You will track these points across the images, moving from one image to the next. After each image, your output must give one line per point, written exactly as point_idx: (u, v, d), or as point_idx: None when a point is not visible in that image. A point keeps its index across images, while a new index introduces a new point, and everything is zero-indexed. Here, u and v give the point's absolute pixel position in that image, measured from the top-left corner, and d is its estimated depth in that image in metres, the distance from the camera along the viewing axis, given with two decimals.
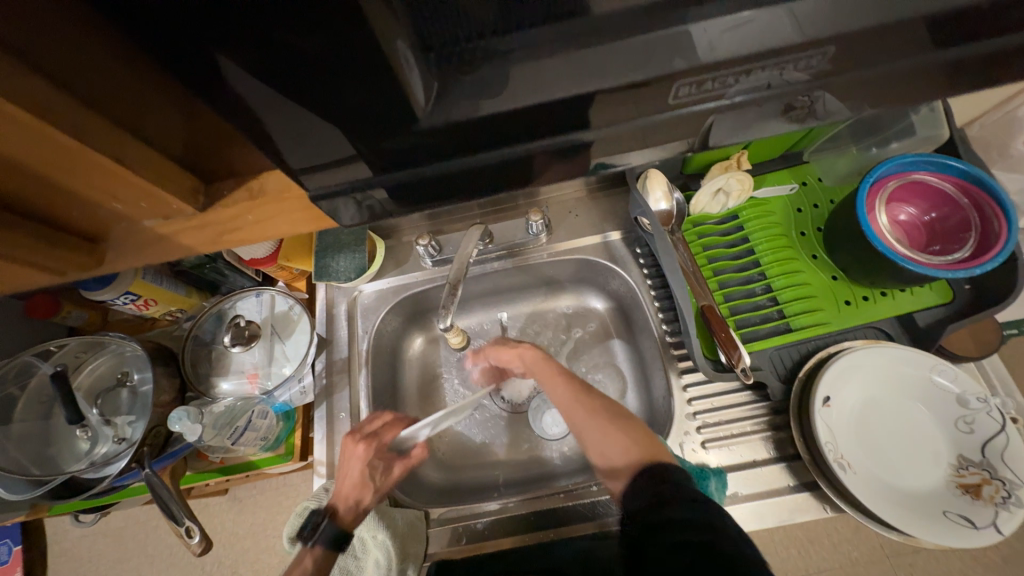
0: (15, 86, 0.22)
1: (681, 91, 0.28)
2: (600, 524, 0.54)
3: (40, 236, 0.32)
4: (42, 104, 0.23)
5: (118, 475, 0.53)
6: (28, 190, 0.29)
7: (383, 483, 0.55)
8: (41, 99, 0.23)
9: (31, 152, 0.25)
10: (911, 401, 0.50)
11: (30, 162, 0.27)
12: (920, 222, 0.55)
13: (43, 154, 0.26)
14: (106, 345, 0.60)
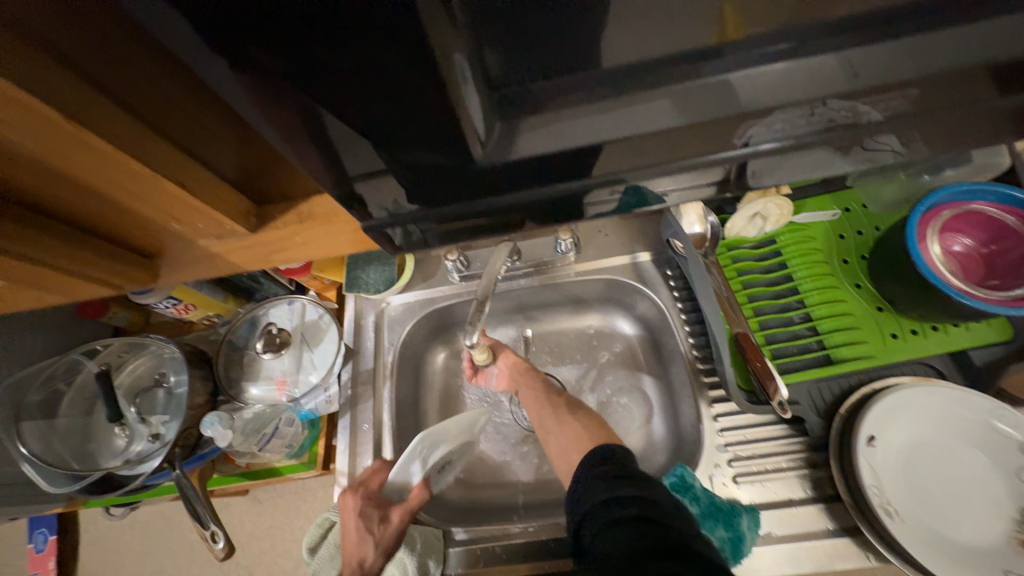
0: (97, 119, 0.24)
1: (747, 132, 0.29)
2: None
3: (105, 254, 0.34)
4: (118, 135, 0.25)
5: (150, 474, 0.55)
6: (100, 212, 0.32)
7: (382, 535, 0.52)
8: (118, 131, 0.25)
9: (110, 179, 0.28)
10: (967, 446, 0.47)
11: (106, 187, 0.29)
12: (978, 254, 0.51)
13: (115, 179, 0.28)
14: (146, 346, 0.63)
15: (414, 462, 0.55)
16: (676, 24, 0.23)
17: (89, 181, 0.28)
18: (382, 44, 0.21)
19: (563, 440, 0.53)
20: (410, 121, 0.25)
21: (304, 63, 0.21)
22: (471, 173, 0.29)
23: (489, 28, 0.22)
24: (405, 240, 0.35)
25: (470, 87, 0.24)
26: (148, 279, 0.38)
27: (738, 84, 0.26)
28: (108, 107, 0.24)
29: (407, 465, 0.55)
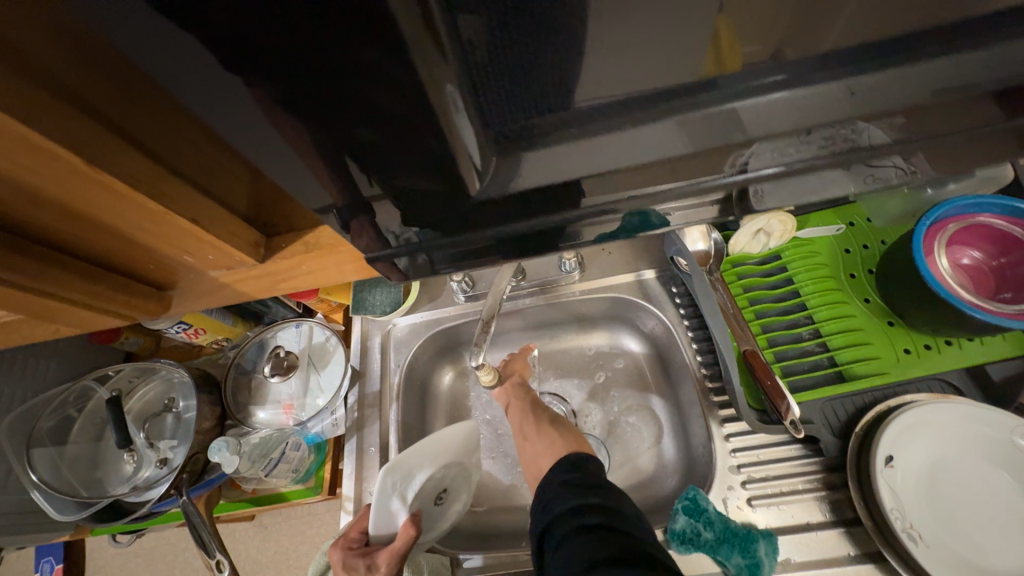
0: (112, 158, 0.25)
1: (737, 160, 0.29)
2: None
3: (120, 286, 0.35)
4: (134, 174, 0.26)
5: (157, 500, 0.55)
6: (114, 248, 0.32)
7: None
8: (135, 171, 0.26)
9: (123, 216, 0.28)
10: (992, 465, 0.45)
11: (119, 224, 0.29)
12: (987, 267, 0.51)
13: (131, 217, 0.28)
14: (156, 371, 0.63)
15: (393, 498, 0.48)
16: None
17: (103, 219, 0.29)
18: (387, 82, 0.21)
19: (540, 445, 0.55)
20: (413, 152, 0.25)
21: (311, 102, 0.22)
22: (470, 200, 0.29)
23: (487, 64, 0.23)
24: (409, 263, 0.35)
25: (475, 122, 0.25)
26: (159, 310, 0.39)
27: (748, 112, 0.26)
28: (127, 149, 0.25)
29: (384, 502, 0.48)
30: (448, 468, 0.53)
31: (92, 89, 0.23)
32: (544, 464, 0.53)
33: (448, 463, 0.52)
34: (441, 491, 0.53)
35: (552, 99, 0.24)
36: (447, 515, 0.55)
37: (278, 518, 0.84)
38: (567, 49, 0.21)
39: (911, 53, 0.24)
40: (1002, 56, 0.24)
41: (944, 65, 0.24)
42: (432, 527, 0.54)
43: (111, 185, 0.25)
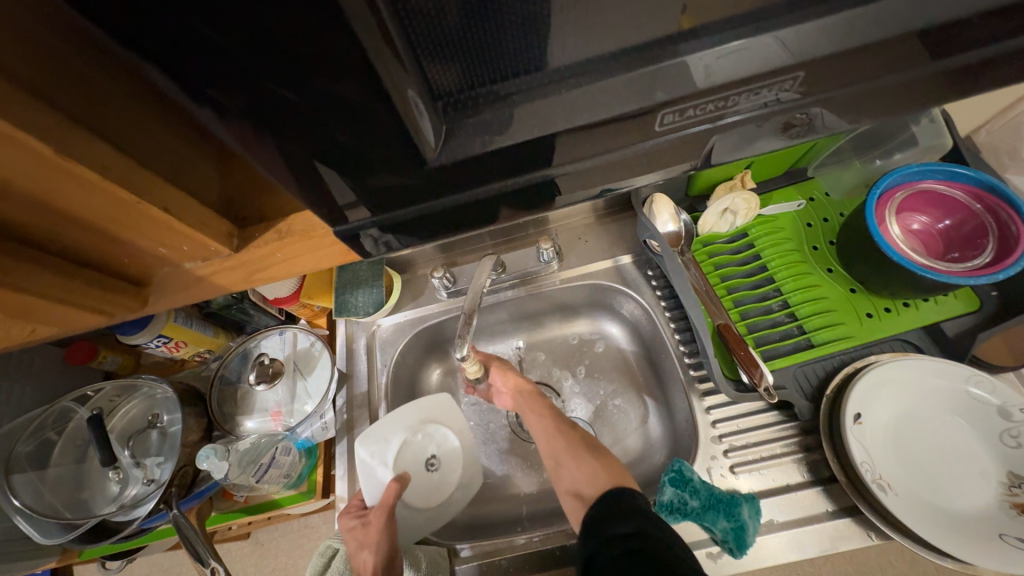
0: (85, 148, 0.24)
1: (665, 119, 0.28)
2: None
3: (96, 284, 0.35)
4: (109, 166, 0.25)
5: (146, 517, 0.54)
6: (84, 240, 0.32)
7: (365, 531, 0.51)
8: (109, 163, 0.25)
9: (93, 207, 0.28)
10: (950, 414, 0.48)
11: (93, 216, 0.29)
12: (935, 230, 0.54)
13: (104, 210, 0.28)
14: (139, 388, 0.63)
15: (381, 469, 0.57)
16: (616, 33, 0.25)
17: (76, 210, 0.28)
18: (342, 69, 0.21)
19: (579, 474, 0.52)
20: (378, 144, 0.26)
21: (268, 94, 0.22)
22: (437, 189, 0.30)
23: (439, 46, 0.24)
24: (374, 249, 0.36)
25: (422, 89, 0.25)
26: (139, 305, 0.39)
27: (693, 73, 0.27)
28: (92, 141, 0.25)
29: (373, 474, 0.56)
30: (426, 435, 0.59)
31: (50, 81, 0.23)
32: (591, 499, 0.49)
33: (426, 430, 0.60)
34: (430, 457, 0.58)
35: (496, 66, 0.26)
36: (449, 482, 0.58)
37: (274, 533, 0.84)
38: (511, 18, 0.23)
39: (827, 12, 0.26)
40: (925, 16, 0.26)
41: (863, 29, 0.26)
42: (432, 495, 0.57)
43: (82, 177, 0.25)
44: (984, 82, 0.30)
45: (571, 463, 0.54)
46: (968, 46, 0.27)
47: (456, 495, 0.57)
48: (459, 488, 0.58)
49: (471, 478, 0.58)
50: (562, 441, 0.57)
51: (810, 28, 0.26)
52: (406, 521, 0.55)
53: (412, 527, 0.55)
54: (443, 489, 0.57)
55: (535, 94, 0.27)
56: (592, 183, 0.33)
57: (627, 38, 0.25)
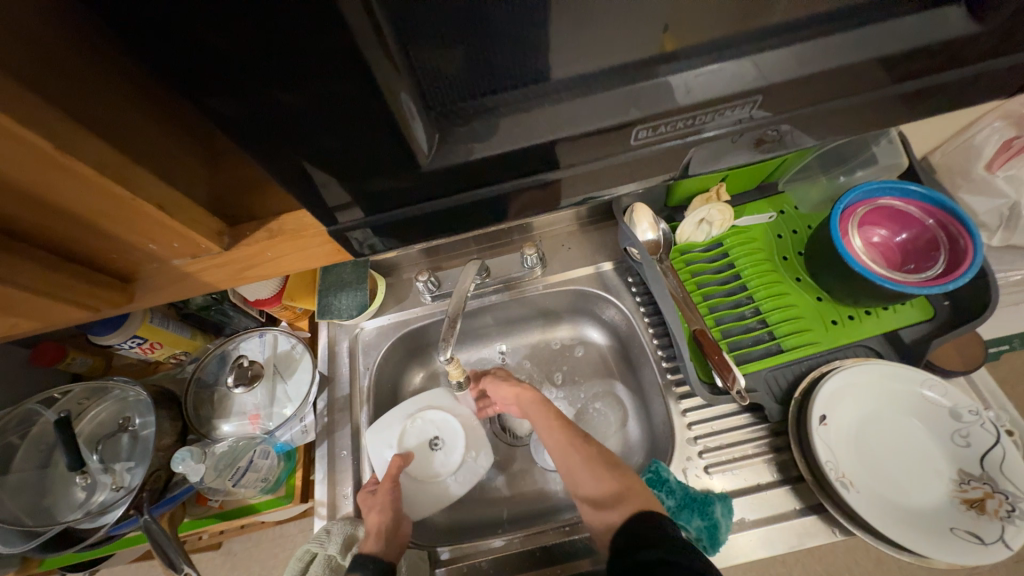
0: (81, 143, 0.24)
1: (639, 135, 0.30)
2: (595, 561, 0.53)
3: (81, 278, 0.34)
4: (103, 161, 0.25)
5: (115, 524, 0.52)
6: (68, 233, 0.32)
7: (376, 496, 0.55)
8: (103, 157, 0.26)
9: (80, 201, 0.27)
10: (907, 416, 0.51)
11: (82, 210, 0.29)
12: (893, 243, 0.58)
13: (94, 205, 0.28)
14: (109, 390, 0.61)
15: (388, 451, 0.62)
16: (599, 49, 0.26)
17: (62, 205, 0.28)
18: (340, 72, 0.22)
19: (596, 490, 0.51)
20: (369, 147, 0.27)
21: (266, 95, 0.23)
22: (426, 194, 0.31)
23: (427, 59, 0.25)
24: (358, 249, 0.35)
25: (416, 100, 0.26)
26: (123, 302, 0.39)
27: (673, 90, 0.29)
28: (85, 133, 0.25)
29: (380, 455, 0.61)
30: (425, 419, 0.64)
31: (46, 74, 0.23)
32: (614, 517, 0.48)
33: (425, 414, 0.65)
34: (432, 437, 0.63)
35: (486, 80, 0.27)
36: (457, 457, 0.62)
37: (246, 541, 0.81)
38: (504, 32, 0.25)
39: (793, 38, 0.28)
40: (879, 46, 0.28)
41: (826, 54, 0.28)
42: (434, 472, 0.61)
43: (76, 171, 0.25)
44: (933, 107, 0.33)
45: (586, 477, 0.53)
46: (917, 73, 0.30)
47: (457, 472, 0.62)
48: (469, 458, 0.63)
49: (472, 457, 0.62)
50: (578, 454, 0.55)
51: (781, 51, 0.28)
52: (422, 491, 0.60)
53: (419, 500, 0.60)
54: (452, 464, 0.62)
55: (523, 104, 0.28)
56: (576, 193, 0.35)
57: (614, 54, 0.27)
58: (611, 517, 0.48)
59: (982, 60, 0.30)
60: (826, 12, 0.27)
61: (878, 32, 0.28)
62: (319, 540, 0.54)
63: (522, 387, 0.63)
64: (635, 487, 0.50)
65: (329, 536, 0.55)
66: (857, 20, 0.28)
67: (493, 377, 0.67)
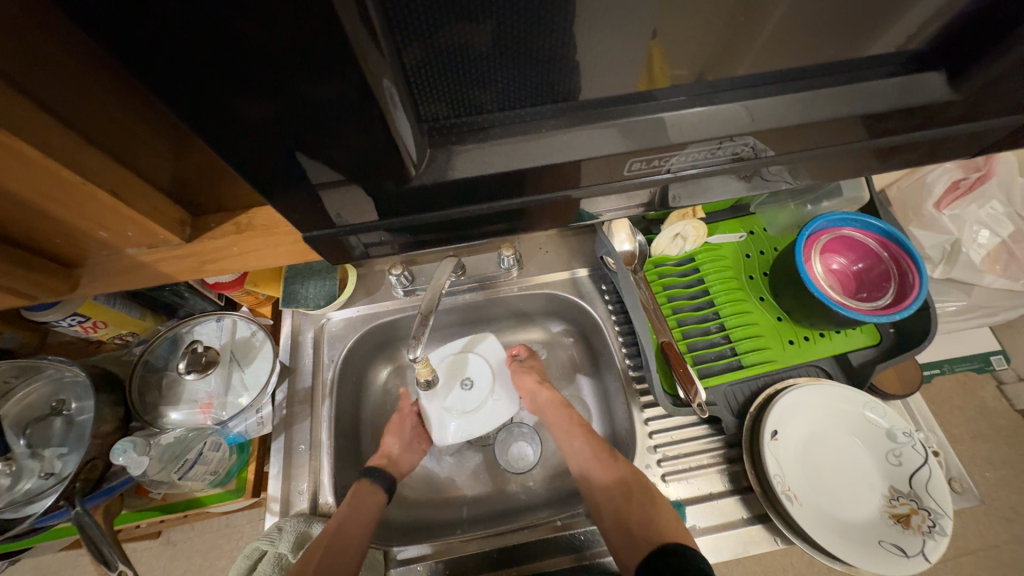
0: (34, 130, 0.25)
1: (634, 166, 0.32)
2: (579, 557, 0.54)
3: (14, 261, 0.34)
4: (53, 146, 0.26)
5: (42, 515, 0.47)
6: (15, 219, 0.31)
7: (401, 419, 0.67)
8: (55, 143, 0.26)
9: (32, 184, 0.27)
10: (850, 434, 0.55)
11: (33, 196, 0.29)
12: (850, 271, 0.62)
13: (46, 191, 0.28)
14: (42, 369, 0.56)
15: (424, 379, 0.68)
16: (597, 72, 0.26)
17: (16, 190, 0.28)
18: (308, 76, 0.21)
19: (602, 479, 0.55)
20: (353, 147, 0.26)
21: (247, 87, 0.21)
22: (410, 197, 0.30)
23: (423, 71, 0.25)
24: (348, 249, 0.36)
25: (411, 114, 0.26)
26: (66, 289, 0.38)
27: (661, 125, 0.29)
28: (38, 114, 0.25)
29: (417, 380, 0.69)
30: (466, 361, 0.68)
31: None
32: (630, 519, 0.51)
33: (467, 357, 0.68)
34: (462, 376, 0.67)
35: (487, 100, 0.27)
36: (481, 400, 0.65)
37: (188, 532, 0.78)
38: (504, 59, 0.25)
39: (777, 81, 0.29)
40: (847, 101, 0.30)
41: (799, 105, 0.30)
42: (466, 407, 0.65)
43: (19, 152, 0.25)
44: (899, 157, 0.35)
45: (599, 473, 0.56)
46: (879, 128, 0.32)
47: (489, 408, 0.65)
48: (491, 403, 0.65)
49: (501, 397, 0.66)
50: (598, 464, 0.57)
51: (760, 98, 0.30)
52: (440, 419, 0.64)
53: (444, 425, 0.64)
54: (477, 404, 0.65)
55: (519, 125, 0.29)
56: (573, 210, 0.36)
57: (608, 88, 0.28)
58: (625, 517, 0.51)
59: (948, 121, 0.32)
60: (804, 66, 0.29)
61: (847, 89, 0.30)
62: (270, 538, 0.52)
63: (541, 386, 0.65)
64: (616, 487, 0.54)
65: (280, 533, 0.53)
66: (833, 76, 0.29)
67: (515, 367, 0.68)
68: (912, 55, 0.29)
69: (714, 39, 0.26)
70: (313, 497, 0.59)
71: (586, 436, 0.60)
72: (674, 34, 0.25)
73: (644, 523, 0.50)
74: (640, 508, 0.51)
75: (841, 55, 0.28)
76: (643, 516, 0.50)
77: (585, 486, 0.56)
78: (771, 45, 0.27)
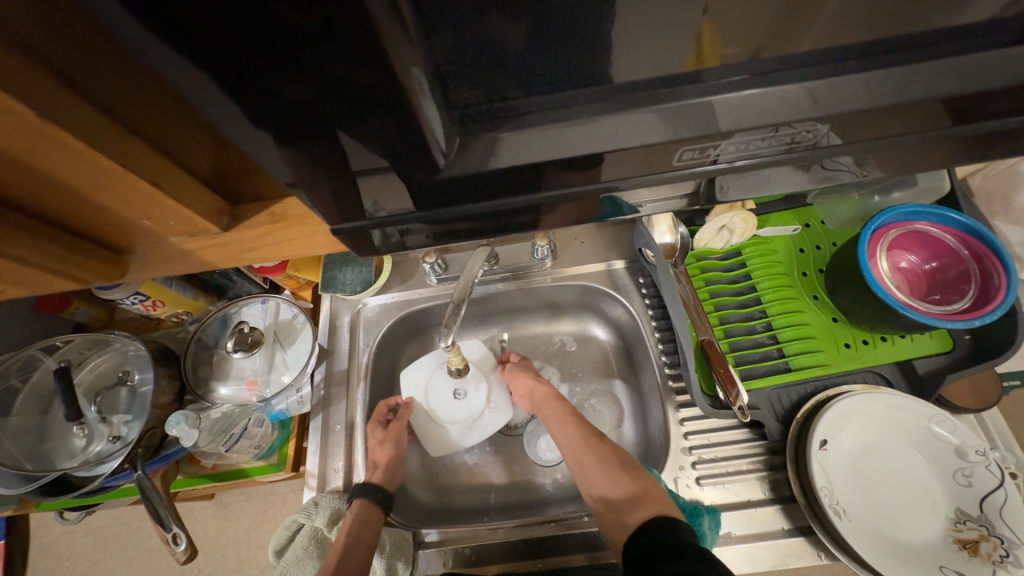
0: (88, 128, 0.28)
1: (684, 155, 0.30)
2: (590, 557, 0.54)
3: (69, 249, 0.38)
4: (103, 142, 0.29)
5: (109, 475, 0.53)
6: (77, 211, 0.36)
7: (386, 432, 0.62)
8: (106, 139, 0.29)
9: (82, 175, 0.31)
10: (910, 448, 0.50)
11: (83, 185, 0.32)
12: (921, 270, 0.56)
13: (93, 182, 0.32)
14: (110, 343, 0.61)
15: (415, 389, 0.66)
16: (642, 53, 0.24)
17: (72, 183, 0.32)
18: (338, 58, 0.21)
19: (597, 467, 0.53)
20: (379, 134, 0.25)
21: (271, 79, 0.21)
22: (442, 186, 0.30)
23: (455, 53, 0.23)
24: (384, 239, 0.36)
25: (439, 99, 0.25)
26: (118, 273, 0.43)
27: (713, 108, 0.27)
28: (85, 108, 0.28)
29: (410, 386, 0.66)
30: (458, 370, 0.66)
31: (55, 50, 0.26)
32: (624, 509, 0.48)
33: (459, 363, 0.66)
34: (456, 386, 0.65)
35: (518, 82, 0.26)
36: (476, 410, 0.64)
37: (238, 496, 0.84)
38: (540, 37, 0.23)
39: (850, 57, 0.26)
40: (930, 78, 0.26)
41: (871, 84, 0.26)
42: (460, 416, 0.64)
43: (69, 145, 0.28)
44: (990, 140, 0.30)
45: (599, 476, 0.52)
46: (962, 107, 0.28)
47: (484, 418, 0.64)
48: (488, 413, 0.64)
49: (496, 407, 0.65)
50: (592, 455, 0.54)
51: (825, 76, 0.26)
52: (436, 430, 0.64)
53: (438, 437, 0.64)
54: (473, 413, 0.64)
55: (556, 111, 0.27)
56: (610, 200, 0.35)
57: (653, 68, 0.25)
58: (624, 509, 0.48)
59: None
60: (882, 39, 0.25)
61: (929, 65, 0.26)
62: (307, 512, 0.55)
63: (538, 380, 0.63)
64: (643, 490, 0.49)
65: (317, 508, 0.55)
66: (914, 52, 0.26)
67: (510, 368, 0.67)
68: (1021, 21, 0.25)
69: (774, 10, 0.23)
70: (347, 475, 0.61)
71: (579, 421, 0.59)
72: (726, 6, 0.22)
73: (631, 500, 0.48)
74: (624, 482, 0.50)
75: (928, 24, 0.25)
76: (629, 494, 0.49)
77: (578, 472, 0.55)
78: (844, 16, 0.23)
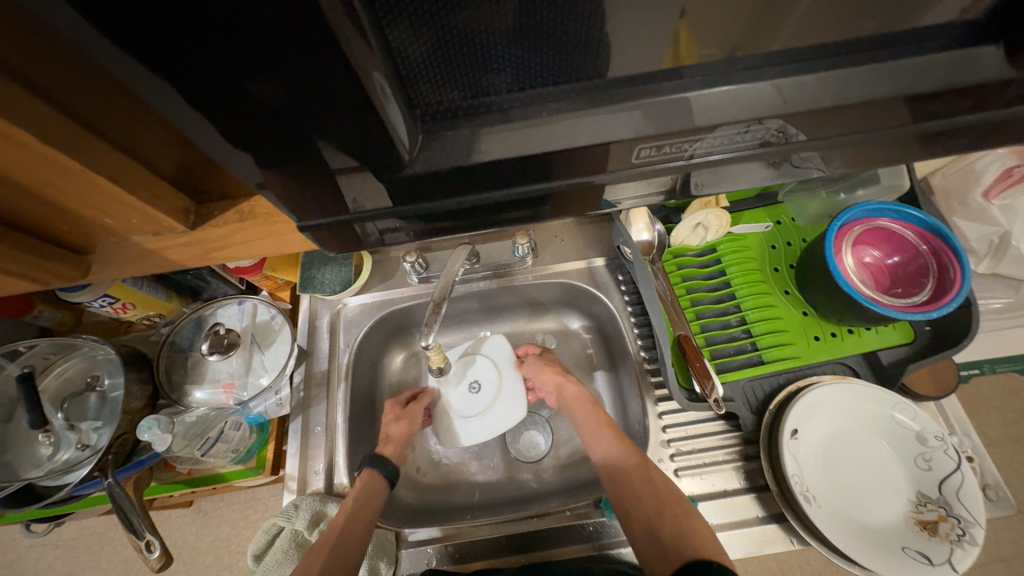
0: (44, 122, 0.28)
1: (642, 153, 0.30)
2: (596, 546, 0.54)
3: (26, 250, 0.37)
4: (60, 138, 0.28)
5: (77, 484, 0.51)
6: (34, 211, 0.35)
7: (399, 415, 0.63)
8: (64, 137, 0.29)
9: (40, 176, 0.30)
10: (875, 436, 0.52)
11: (40, 183, 0.31)
12: (884, 265, 0.58)
13: (52, 180, 0.31)
14: (78, 347, 0.59)
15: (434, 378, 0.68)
16: (620, 53, 0.25)
17: (25, 181, 0.31)
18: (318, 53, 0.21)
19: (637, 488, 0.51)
20: (353, 133, 0.25)
21: (247, 75, 0.21)
22: (420, 185, 0.30)
23: (438, 51, 0.24)
24: (363, 236, 0.35)
25: (401, 103, 0.26)
26: (79, 275, 0.42)
27: (689, 107, 0.28)
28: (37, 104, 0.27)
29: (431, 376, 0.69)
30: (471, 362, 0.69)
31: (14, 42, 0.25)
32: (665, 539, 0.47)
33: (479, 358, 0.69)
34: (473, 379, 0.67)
35: (496, 79, 0.26)
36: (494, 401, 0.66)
37: (217, 503, 0.82)
38: (522, 35, 0.24)
39: (813, 59, 0.27)
40: (887, 81, 0.28)
41: (835, 84, 0.28)
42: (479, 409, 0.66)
43: (22, 140, 0.27)
44: (944, 142, 0.32)
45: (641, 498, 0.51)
46: (919, 108, 0.29)
47: (501, 410, 0.65)
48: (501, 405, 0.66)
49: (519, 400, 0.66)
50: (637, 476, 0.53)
51: (792, 77, 0.27)
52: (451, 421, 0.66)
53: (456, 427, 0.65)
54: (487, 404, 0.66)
55: (532, 109, 0.28)
56: (585, 201, 0.35)
57: (636, 65, 0.26)
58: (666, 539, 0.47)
59: (1001, 102, 0.29)
60: (843, 41, 0.27)
61: (886, 68, 0.28)
62: (286, 515, 0.54)
63: (566, 379, 0.63)
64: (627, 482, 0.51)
65: (297, 511, 0.54)
66: (871, 55, 0.27)
67: (533, 365, 0.66)
68: (968, 26, 0.27)
69: (747, 13, 0.24)
70: (329, 476, 0.60)
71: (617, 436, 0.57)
72: (697, 8, 0.23)
73: (677, 536, 0.47)
74: (660, 506, 0.50)
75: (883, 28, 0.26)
76: (677, 530, 0.47)
77: (616, 483, 0.53)
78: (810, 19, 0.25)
